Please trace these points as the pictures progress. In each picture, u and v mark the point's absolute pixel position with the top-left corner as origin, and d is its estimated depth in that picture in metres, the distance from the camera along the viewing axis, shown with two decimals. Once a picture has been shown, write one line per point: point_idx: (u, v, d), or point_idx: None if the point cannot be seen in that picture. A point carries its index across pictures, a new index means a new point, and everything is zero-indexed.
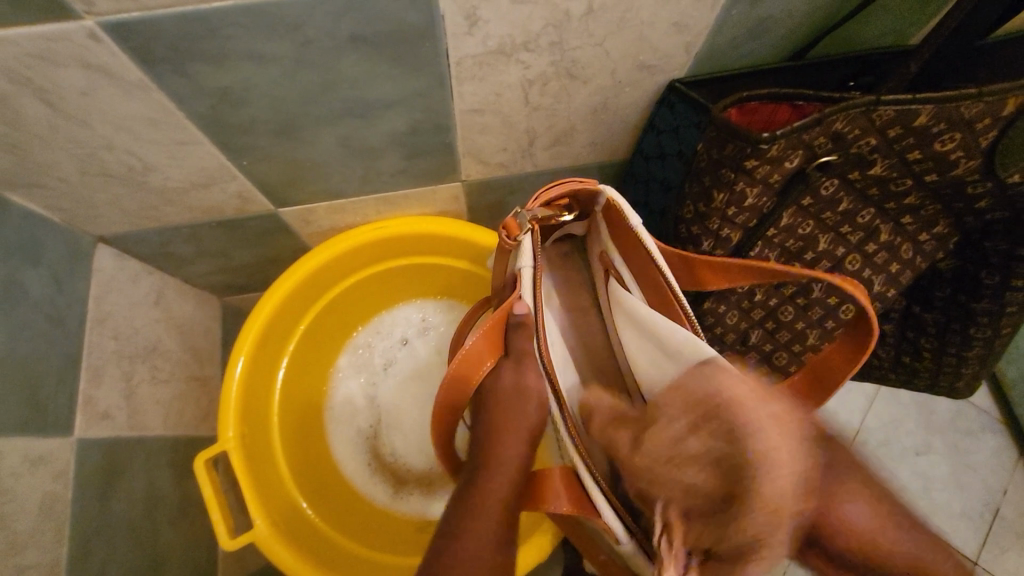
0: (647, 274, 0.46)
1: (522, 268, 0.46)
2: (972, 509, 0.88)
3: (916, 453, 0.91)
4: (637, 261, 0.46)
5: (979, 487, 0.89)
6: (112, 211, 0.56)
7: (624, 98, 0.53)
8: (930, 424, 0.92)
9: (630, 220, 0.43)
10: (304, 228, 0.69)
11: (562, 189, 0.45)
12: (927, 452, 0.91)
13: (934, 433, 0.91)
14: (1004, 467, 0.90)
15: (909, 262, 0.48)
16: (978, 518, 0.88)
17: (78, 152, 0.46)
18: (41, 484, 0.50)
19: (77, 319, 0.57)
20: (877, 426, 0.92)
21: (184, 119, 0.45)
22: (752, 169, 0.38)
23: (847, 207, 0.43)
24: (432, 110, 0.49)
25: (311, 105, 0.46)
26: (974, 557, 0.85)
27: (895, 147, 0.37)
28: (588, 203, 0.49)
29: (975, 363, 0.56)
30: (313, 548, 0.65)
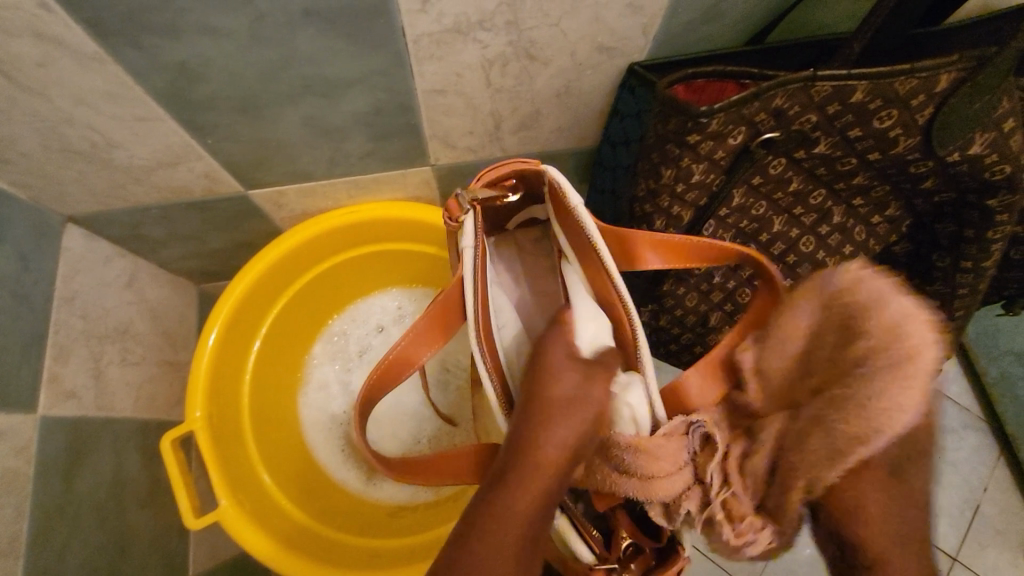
0: (588, 259, 0.45)
1: (463, 248, 0.45)
2: (953, 507, 0.92)
3: None
4: (578, 243, 0.45)
5: (960, 486, 0.94)
6: (80, 189, 0.57)
7: (586, 82, 0.53)
8: None
9: (570, 201, 0.43)
10: (277, 211, 0.69)
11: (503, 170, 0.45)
12: None
13: None
14: (983, 465, 0.94)
15: (863, 245, 0.48)
16: (959, 516, 0.92)
17: (38, 126, 0.47)
18: (2, 458, 0.50)
19: (43, 297, 0.57)
20: None
21: (143, 94, 0.45)
22: (695, 143, 0.39)
23: (797, 186, 0.44)
24: (394, 90, 0.50)
25: (272, 82, 0.46)
26: (953, 553, 0.90)
27: (836, 124, 0.38)
28: (535, 183, 0.49)
29: (935, 349, 0.55)
30: (279, 529, 0.65)
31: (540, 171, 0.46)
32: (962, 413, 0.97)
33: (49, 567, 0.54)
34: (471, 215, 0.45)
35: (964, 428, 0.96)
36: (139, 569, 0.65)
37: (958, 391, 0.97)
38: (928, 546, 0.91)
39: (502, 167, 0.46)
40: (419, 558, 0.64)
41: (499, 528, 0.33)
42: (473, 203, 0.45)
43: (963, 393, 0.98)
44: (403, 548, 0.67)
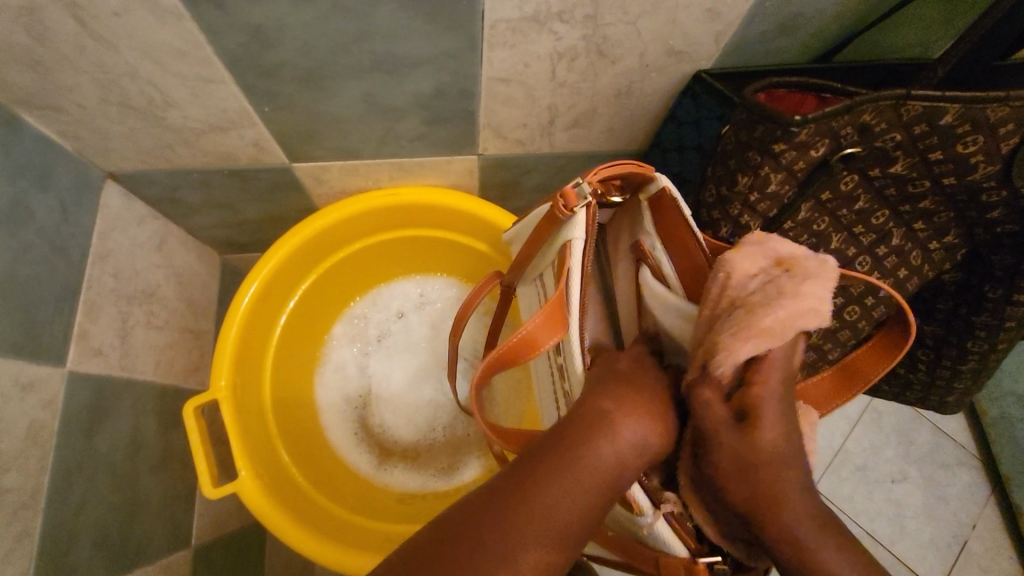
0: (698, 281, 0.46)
1: (572, 241, 0.44)
2: (941, 541, 0.93)
3: (892, 481, 0.96)
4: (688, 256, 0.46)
5: (950, 521, 0.94)
6: (126, 145, 0.56)
7: (648, 84, 0.53)
8: (909, 454, 0.97)
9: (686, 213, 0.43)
10: (316, 187, 0.68)
11: (619, 168, 0.44)
12: (902, 480, 0.96)
13: (911, 462, 0.96)
14: (974, 502, 0.95)
15: (917, 270, 0.48)
16: (946, 550, 0.93)
17: (100, 77, 0.46)
18: (30, 409, 0.49)
19: (80, 251, 0.57)
20: (859, 451, 0.97)
21: (212, 55, 0.45)
22: (779, 153, 0.40)
23: (863, 205, 0.44)
24: (460, 74, 0.50)
25: (341, 54, 0.46)
26: None
27: (918, 144, 0.38)
28: (634, 187, 0.49)
29: (970, 378, 0.56)
30: (294, 504, 0.65)
31: (653, 179, 0.45)
32: (959, 449, 0.98)
33: (65, 524, 0.53)
34: (587, 208, 0.44)
35: (959, 464, 0.97)
36: (147, 534, 0.64)
37: (957, 427, 0.98)
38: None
39: (622, 166, 0.45)
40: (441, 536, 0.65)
41: (539, 509, 0.34)
42: (591, 196, 0.44)
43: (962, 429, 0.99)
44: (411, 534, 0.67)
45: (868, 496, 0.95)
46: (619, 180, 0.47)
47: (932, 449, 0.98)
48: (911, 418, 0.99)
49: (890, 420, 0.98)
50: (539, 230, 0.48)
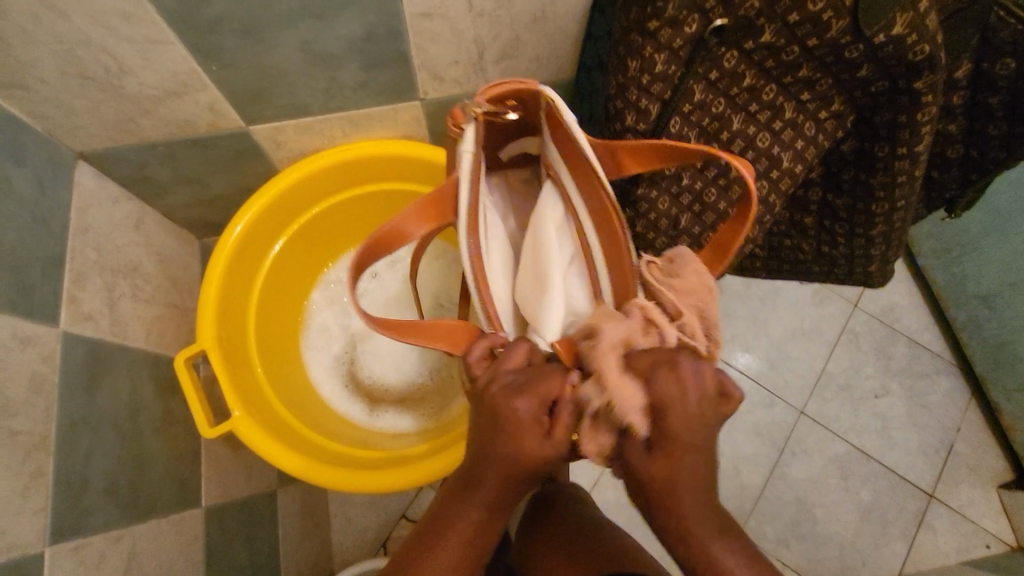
0: (604, 221, 0.50)
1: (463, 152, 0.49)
2: (930, 447, 1.08)
3: (876, 396, 1.10)
4: (573, 165, 0.50)
5: (936, 427, 1.09)
6: (91, 121, 0.61)
7: (560, 6, 0.58)
8: (889, 368, 1.11)
9: (565, 117, 0.47)
10: (276, 151, 0.73)
11: (504, 86, 0.50)
12: (885, 394, 1.10)
13: (891, 377, 1.11)
14: (956, 406, 1.10)
15: (813, 141, 0.54)
16: (935, 454, 1.08)
17: (57, 48, 0.51)
18: (31, 361, 0.54)
19: (60, 223, 0.61)
20: (840, 372, 1.11)
21: (156, 14, 0.49)
22: (655, 30, 0.44)
23: (750, 82, 0.50)
24: (384, 12, 0.55)
25: (273, 1, 0.50)
26: (930, 490, 1.06)
27: (775, 9, 0.43)
28: (535, 107, 0.53)
29: (882, 243, 0.62)
30: (296, 443, 0.70)
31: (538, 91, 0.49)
32: (937, 358, 1.12)
33: (78, 468, 0.58)
34: (477, 122, 0.48)
35: (937, 372, 1.11)
36: (156, 489, 0.69)
37: (931, 338, 1.12)
38: (906, 482, 1.06)
39: (508, 84, 0.50)
40: (457, 440, 0.69)
41: (437, 570, 0.42)
42: (478, 114, 0.48)
43: (936, 340, 1.12)
44: (401, 457, 0.71)
45: (854, 413, 1.09)
46: (515, 98, 0.52)
47: (910, 361, 1.12)
48: (886, 336, 1.13)
49: (865, 337, 1.13)
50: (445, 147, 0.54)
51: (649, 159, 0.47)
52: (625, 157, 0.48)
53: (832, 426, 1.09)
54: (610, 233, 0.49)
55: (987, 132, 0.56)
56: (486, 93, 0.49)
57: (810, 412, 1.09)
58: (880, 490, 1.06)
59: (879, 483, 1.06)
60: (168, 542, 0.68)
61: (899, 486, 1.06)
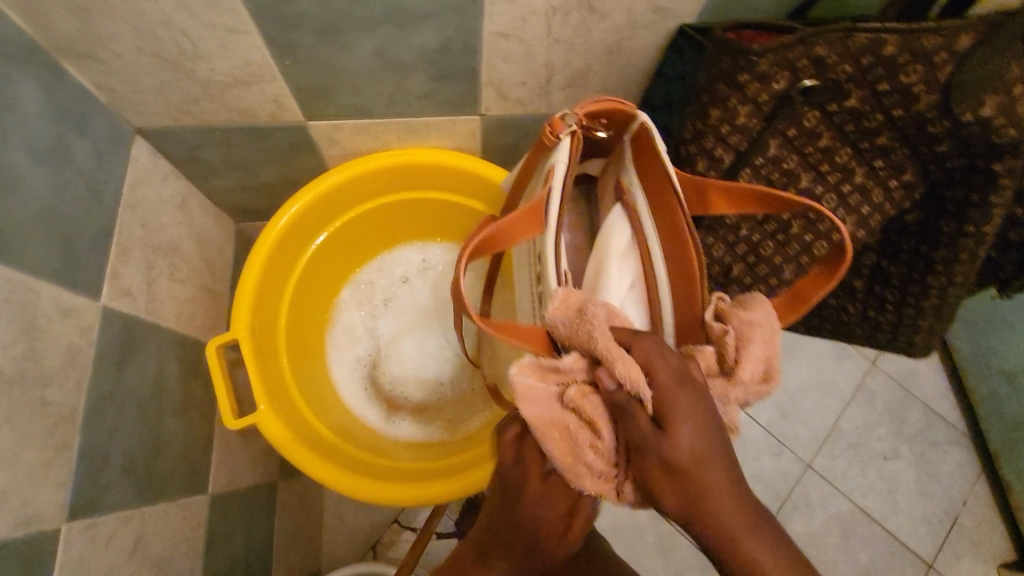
0: (679, 262, 0.50)
1: (555, 163, 0.49)
2: (935, 516, 1.06)
3: (884, 458, 1.08)
4: (658, 195, 0.51)
5: (943, 497, 1.07)
6: (156, 100, 0.61)
7: (637, 42, 0.58)
8: (900, 433, 1.09)
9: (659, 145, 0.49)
10: (329, 147, 0.73)
11: (603, 104, 0.51)
12: (893, 457, 1.08)
13: (902, 441, 1.09)
14: (965, 479, 1.07)
15: (879, 208, 0.53)
16: (938, 524, 1.05)
17: (139, 27, 0.51)
18: (70, 333, 0.54)
19: (113, 197, 0.61)
20: (852, 430, 1.09)
21: (241, 5, 0.49)
22: (745, 82, 0.45)
23: (826, 142, 0.49)
24: (463, 28, 0.54)
25: (357, 5, 0.50)
26: (930, 561, 1.03)
27: (867, 76, 0.44)
28: (621, 129, 0.54)
29: (931, 316, 0.61)
30: (313, 441, 0.69)
31: (635, 115, 0.51)
32: (949, 429, 1.10)
33: (100, 444, 0.57)
34: (572, 136, 0.50)
35: (949, 443, 1.09)
36: (169, 471, 0.68)
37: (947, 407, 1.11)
38: (905, 549, 1.04)
39: (605, 103, 0.51)
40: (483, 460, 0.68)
41: None
42: (576, 127, 0.50)
43: (952, 411, 1.10)
44: (416, 469, 0.70)
45: (861, 472, 1.07)
46: (606, 118, 0.53)
47: (924, 427, 1.10)
48: (902, 399, 1.11)
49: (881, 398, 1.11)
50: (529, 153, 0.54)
51: (736, 199, 0.47)
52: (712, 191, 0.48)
53: (838, 484, 1.07)
54: (685, 266, 0.49)
55: None
56: (587, 108, 0.51)
57: (816, 465, 1.07)
58: (882, 557, 1.04)
59: (879, 547, 1.04)
60: (174, 526, 0.68)
61: (899, 554, 1.04)
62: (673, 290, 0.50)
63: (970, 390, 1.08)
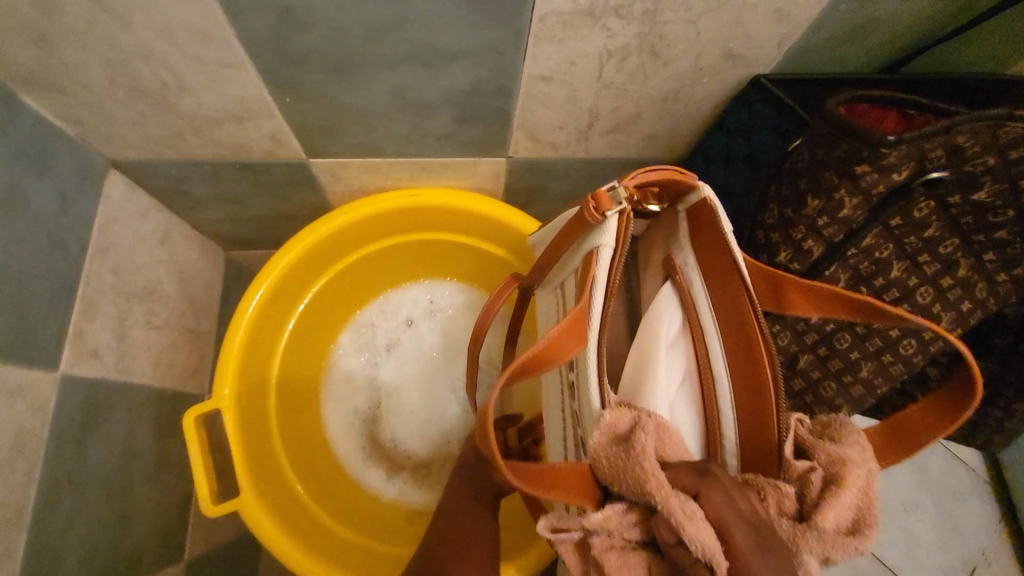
0: (749, 363, 0.40)
1: (601, 245, 0.42)
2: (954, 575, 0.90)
3: (903, 508, 0.93)
4: (719, 284, 0.42)
5: (962, 553, 0.91)
6: (133, 133, 0.52)
7: (699, 90, 0.49)
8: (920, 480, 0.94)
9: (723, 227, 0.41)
10: (332, 185, 0.65)
11: (656, 174, 0.43)
12: (912, 508, 0.93)
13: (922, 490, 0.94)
14: (989, 534, 0.93)
15: (981, 304, 0.46)
16: None
17: (110, 57, 0.42)
18: (19, 415, 0.45)
19: (79, 244, 0.53)
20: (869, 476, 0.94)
21: (235, 37, 0.41)
22: (860, 175, 0.37)
23: (933, 232, 0.41)
24: (499, 70, 0.46)
25: (375, 41, 0.42)
26: None
27: (1011, 171, 0.35)
28: (676, 198, 0.46)
29: (1019, 420, 0.54)
30: (296, 521, 0.62)
31: (697, 187, 0.43)
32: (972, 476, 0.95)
33: (52, 540, 0.49)
34: (620, 213, 0.42)
35: (972, 493, 0.95)
36: (137, 550, 0.60)
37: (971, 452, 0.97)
38: None
39: (659, 172, 0.43)
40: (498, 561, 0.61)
41: None
42: (626, 202, 0.42)
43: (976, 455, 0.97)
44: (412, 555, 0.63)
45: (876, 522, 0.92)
46: (659, 187, 0.45)
47: (944, 475, 0.96)
48: None
49: None
50: (566, 227, 0.46)
51: (821, 301, 0.39)
52: (789, 289, 0.40)
53: None
54: (752, 375, 0.40)
55: None
56: (638, 178, 0.43)
57: None
58: None
59: None
60: None
61: None
62: (738, 399, 0.41)
63: None
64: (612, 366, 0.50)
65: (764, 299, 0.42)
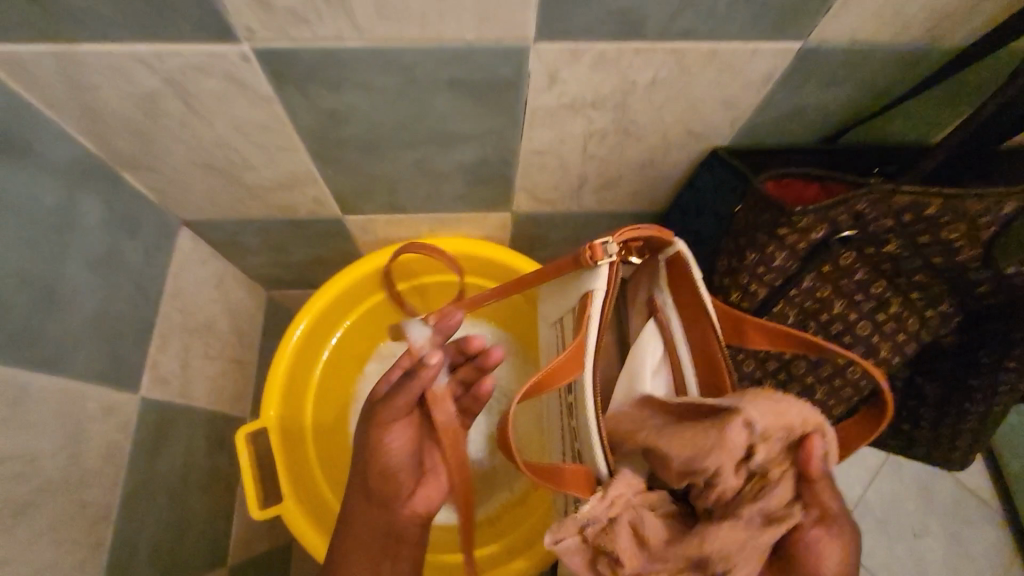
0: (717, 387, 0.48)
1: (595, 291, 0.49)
2: None
3: (914, 534, 0.99)
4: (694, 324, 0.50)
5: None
6: (203, 198, 0.64)
7: (669, 158, 0.59)
8: (930, 507, 1.00)
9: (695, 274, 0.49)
10: (362, 235, 0.75)
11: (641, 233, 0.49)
12: (923, 533, 0.99)
13: (931, 515, 1.00)
14: (998, 557, 0.98)
15: (915, 335, 0.53)
16: None
17: (194, 146, 0.54)
18: (109, 431, 0.55)
19: (156, 289, 0.64)
20: (877, 502, 1.00)
21: (292, 129, 0.52)
22: (783, 235, 0.45)
23: (861, 276, 0.49)
24: (500, 147, 0.56)
25: (402, 130, 0.53)
26: None
27: (907, 230, 0.43)
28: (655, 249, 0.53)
29: (969, 437, 0.60)
30: (329, 528, 0.70)
31: (671, 242, 0.50)
32: (981, 504, 1.01)
33: (129, 537, 0.58)
34: (611, 265, 0.50)
35: (981, 519, 1.00)
36: (192, 552, 0.69)
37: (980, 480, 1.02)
38: None
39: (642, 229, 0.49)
40: (508, 559, 0.70)
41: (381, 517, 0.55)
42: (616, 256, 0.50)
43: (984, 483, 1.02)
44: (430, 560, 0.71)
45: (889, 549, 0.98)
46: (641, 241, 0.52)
47: (954, 502, 1.01)
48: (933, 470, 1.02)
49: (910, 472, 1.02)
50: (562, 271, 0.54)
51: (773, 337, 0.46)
52: (748, 327, 0.48)
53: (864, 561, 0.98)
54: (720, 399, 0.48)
55: None
56: (625, 235, 0.49)
57: None
58: None
59: None
60: None
61: None
62: None
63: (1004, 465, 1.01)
64: (604, 389, 0.58)
65: (728, 333, 0.50)
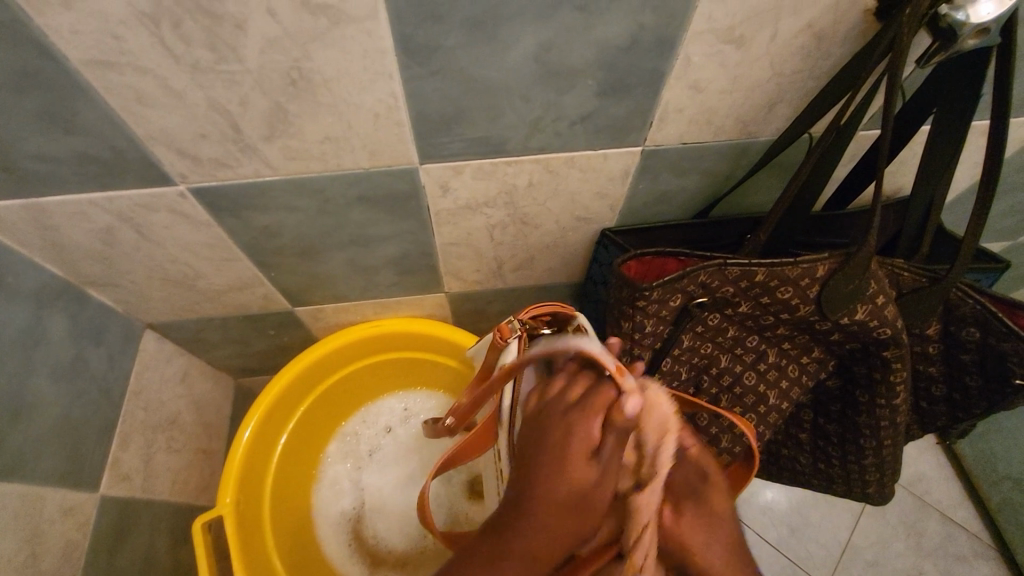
0: None
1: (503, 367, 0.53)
2: None
3: None
4: None
5: None
6: (162, 305, 0.71)
7: (570, 238, 0.67)
8: (920, 547, 0.99)
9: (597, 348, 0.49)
10: (314, 323, 0.82)
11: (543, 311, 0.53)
12: None
13: (924, 556, 0.98)
14: None
15: (797, 380, 0.59)
16: None
17: (148, 264, 0.62)
18: (69, 530, 0.60)
19: (120, 391, 0.70)
20: (867, 546, 0.99)
21: (232, 244, 0.60)
22: (644, 306, 0.52)
23: (734, 333, 0.56)
24: (418, 242, 0.64)
25: (328, 235, 0.61)
26: None
27: (749, 293, 0.50)
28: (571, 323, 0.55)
29: (875, 471, 0.65)
30: None
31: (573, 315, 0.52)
32: (973, 540, 0.99)
33: None
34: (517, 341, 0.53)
35: (976, 557, 0.98)
36: None
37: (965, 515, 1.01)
38: None
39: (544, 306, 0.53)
40: None
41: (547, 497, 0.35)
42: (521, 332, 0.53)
43: (970, 518, 1.01)
44: None
45: None
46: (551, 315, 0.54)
47: (944, 540, 1.00)
48: (916, 509, 1.01)
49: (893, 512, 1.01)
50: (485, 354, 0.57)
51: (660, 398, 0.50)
52: None
53: None
54: None
55: (967, 381, 0.60)
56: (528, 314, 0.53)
57: None
58: None
59: None
60: None
61: None
62: None
63: (984, 497, 1.02)
64: None
65: None
